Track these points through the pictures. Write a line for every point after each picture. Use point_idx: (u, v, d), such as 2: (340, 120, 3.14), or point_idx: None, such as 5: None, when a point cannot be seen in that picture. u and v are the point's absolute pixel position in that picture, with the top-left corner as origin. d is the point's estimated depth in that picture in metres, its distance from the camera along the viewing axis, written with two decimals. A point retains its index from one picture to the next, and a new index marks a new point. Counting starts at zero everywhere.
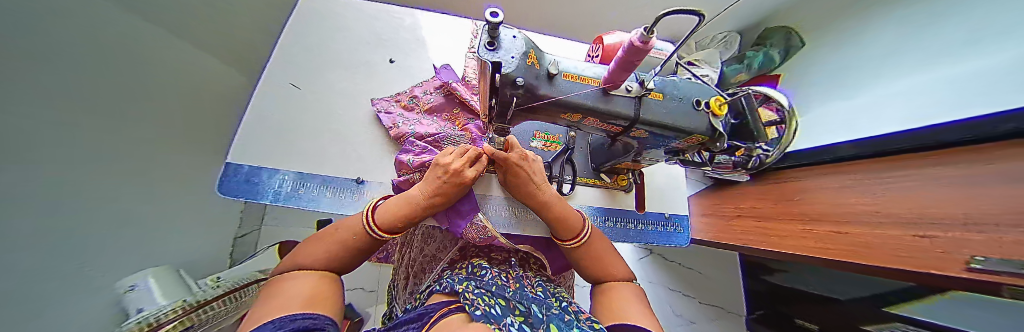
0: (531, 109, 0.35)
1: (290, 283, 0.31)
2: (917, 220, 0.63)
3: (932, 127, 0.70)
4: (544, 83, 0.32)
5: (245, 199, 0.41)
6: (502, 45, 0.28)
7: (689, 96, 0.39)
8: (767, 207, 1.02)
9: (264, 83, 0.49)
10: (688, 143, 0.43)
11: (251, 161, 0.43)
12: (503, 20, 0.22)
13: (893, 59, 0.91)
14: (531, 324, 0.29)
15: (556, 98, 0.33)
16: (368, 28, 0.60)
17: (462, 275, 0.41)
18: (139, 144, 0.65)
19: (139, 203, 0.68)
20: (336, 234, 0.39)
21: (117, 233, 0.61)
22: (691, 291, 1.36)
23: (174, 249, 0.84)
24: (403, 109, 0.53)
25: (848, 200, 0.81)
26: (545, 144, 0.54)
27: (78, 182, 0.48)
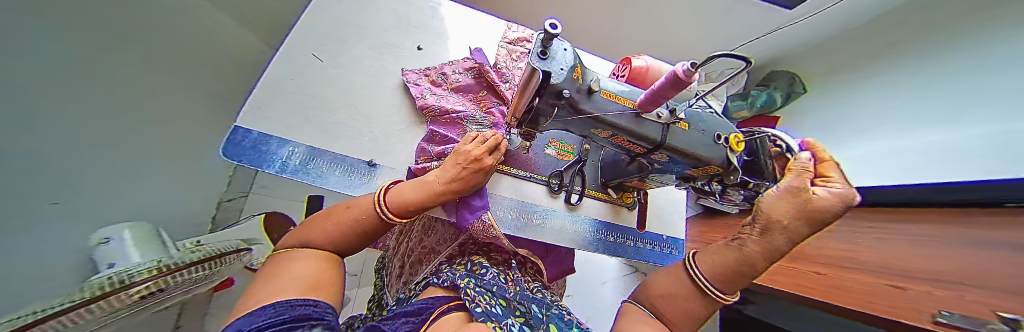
0: (568, 119, 0.37)
1: (293, 264, 0.31)
2: (896, 272, 0.66)
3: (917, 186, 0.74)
4: (585, 99, 0.33)
5: (250, 165, 0.39)
6: (553, 55, 0.29)
7: (712, 128, 0.41)
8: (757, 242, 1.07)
9: (289, 48, 0.48)
10: (704, 171, 0.44)
11: (260, 128, 0.42)
12: (562, 32, 0.23)
13: None
14: (530, 326, 0.32)
15: (592, 114, 0.34)
16: (402, 7, 0.60)
17: (462, 271, 0.42)
18: (135, 90, 0.62)
19: (126, 152, 0.65)
20: (345, 212, 0.38)
21: (97, 181, 0.58)
22: None
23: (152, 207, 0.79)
24: (431, 83, 0.54)
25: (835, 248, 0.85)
26: (559, 153, 0.56)
27: (64, 120, 0.46)
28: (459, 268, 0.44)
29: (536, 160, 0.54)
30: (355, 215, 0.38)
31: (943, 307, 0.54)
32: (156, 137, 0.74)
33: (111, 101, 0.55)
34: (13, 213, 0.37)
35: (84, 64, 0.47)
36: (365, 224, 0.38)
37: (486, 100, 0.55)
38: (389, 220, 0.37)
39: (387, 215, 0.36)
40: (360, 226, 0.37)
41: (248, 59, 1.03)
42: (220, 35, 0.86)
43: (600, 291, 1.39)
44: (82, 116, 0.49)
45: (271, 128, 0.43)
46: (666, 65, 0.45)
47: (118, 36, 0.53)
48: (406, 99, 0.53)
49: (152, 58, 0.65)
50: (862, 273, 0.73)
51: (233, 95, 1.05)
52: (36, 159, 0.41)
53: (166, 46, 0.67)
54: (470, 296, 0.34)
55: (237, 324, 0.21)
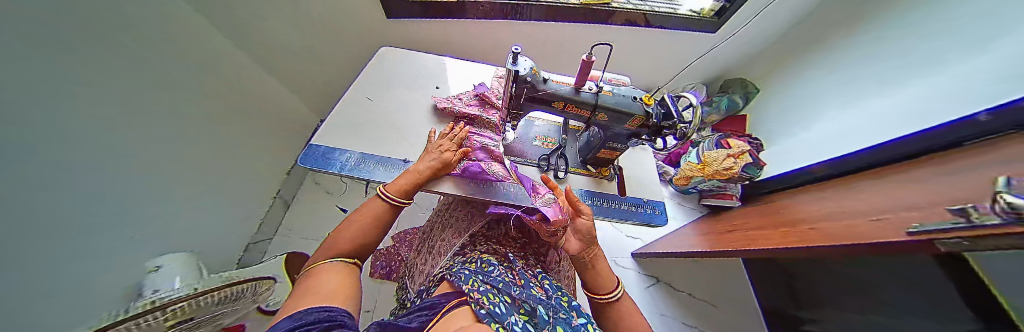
0: (534, 99, 0.51)
1: (322, 278, 0.34)
2: (858, 213, 0.69)
3: (889, 143, 0.89)
4: (541, 83, 0.49)
5: (317, 167, 0.56)
6: (518, 61, 0.46)
7: (628, 93, 0.53)
8: (758, 217, 1.05)
9: (348, 95, 0.71)
10: (635, 125, 0.54)
11: (328, 143, 0.61)
12: (520, 48, 0.41)
13: (830, 95, 1.19)
14: (534, 323, 0.36)
15: (548, 93, 0.49)
16: (425, 63, 0.86)
17: (472, 269, 0.51)
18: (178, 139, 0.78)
19: (170, 191, 0.78)
20: (358, 223, 0.45)
21: (143, 215, 0.70)
22: (708, 327, 1.32)
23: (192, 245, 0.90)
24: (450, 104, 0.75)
25: (818, 207, 0.86)
26: (544, 143, 0.73)
27: (113, 156, 0.58)
28: (472, 265, 0.53)
29: (526, 150, 0.71)
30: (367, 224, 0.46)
31: (914, 222, 0.49)
32: (197, 181, 0.89)
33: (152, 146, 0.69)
34: (42, 223, 0.44)
35: (131, 112, 0.61)
36: (374, 223, 0.47)
37: (489, 110, 0.73)
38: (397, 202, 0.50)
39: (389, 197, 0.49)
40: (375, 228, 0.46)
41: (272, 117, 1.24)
42: (241, 95, 1.05)
43: None
44: (126, 154, 0.61)
45: (334, 143, 0.61)
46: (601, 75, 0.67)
47: (156, 92, 0.68)
48: (429, 117, 0.72)
49: (189, 112, 0.80)
50: (832, 225, 0.69)
51: (268, 147, 1.25)
52: (77, 178, 0.50)
53: (199, 104, 0.84)
54: (477, 295, 0.41)
55: (281, 324, 0.24)
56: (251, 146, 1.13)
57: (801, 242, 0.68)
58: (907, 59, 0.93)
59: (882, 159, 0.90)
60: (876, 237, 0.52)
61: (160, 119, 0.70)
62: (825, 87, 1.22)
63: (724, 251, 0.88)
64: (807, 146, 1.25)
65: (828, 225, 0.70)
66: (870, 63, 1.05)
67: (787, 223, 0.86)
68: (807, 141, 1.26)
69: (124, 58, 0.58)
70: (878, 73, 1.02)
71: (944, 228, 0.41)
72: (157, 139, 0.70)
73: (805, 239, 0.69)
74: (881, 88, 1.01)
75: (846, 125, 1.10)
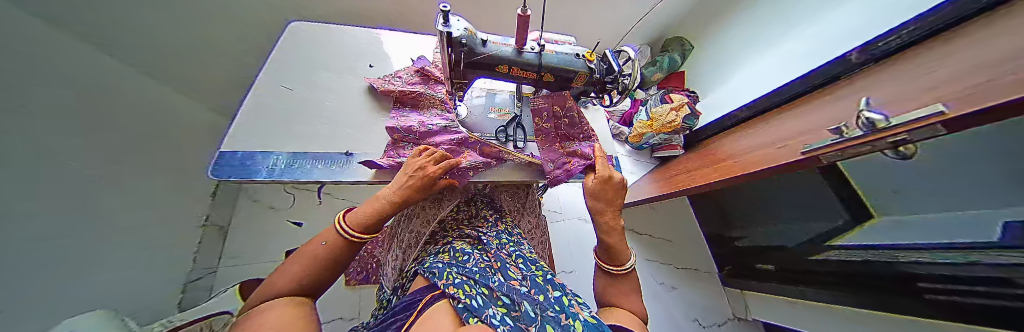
0: (476, 65, 0.47)
1: (266, 313, 0.30)
2: (768, 143, 0.83)
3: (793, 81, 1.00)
4: (480, 45, 0.45)
5: (238, 178, 0.46)
6: (450, 23, 0.40)
7: (569, 50, 0.53)
8: (698, 158, 1.21)
9: (258, 87, 0.57)
10: (581, 82, 0.54)
11: (244, 147, 0.50)
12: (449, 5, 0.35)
13: (760, 44, 1.32)
14: (513, 314, 0.35)
15: (489, 56, 0.46)
16: (349, 38, 0.73)
17: (445, 261, 0.49)
18: (82, 177, 0.64)
19: (86, 237, 0.65)
20: (305, 255, 0.40)
21: (64, 268, 0.58)
22: (668, 259, 1.55)
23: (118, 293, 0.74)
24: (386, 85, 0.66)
25: (738, 144, 1.02)
26: (499, 115, 0.70)
27: (21, 209, 0.48)
28: (445, 257, 0.51)
29: (481, 124, 0.67)
30: (319, 253, 0.41)
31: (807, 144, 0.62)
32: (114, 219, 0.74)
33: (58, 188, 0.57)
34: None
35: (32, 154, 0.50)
36: (322, 257, 0.41)
37: (433, 86, 0.66)
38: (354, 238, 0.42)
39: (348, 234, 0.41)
40: (327, 257, 0.41)
41: (176, 127, 1.00)
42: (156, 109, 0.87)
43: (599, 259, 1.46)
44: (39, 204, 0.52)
45: (254, 147, 0.51)
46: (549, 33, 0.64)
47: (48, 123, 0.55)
48: (369, 101, 0.64)
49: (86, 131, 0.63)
50: (750, 156, 0.82)
51: (182, 165, 1.02)
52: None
53: (91, 130, 0.68)
54: (452, 290, 0.39)
55: None
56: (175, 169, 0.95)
57: (730, 173, 0.80)
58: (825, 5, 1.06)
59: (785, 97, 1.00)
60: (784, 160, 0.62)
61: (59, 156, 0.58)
62: (756, 36, 1.34)
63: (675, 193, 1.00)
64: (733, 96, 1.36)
65: (746, 156, 0.83)
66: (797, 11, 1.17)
67: (715, 161, 1.01)
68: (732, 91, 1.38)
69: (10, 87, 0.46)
70: (800, 21, 1.15)
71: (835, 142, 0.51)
72: (63, 179, 0.58)
73: (732, 170, 0.81)
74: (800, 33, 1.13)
75: (766, 74, 1.21)
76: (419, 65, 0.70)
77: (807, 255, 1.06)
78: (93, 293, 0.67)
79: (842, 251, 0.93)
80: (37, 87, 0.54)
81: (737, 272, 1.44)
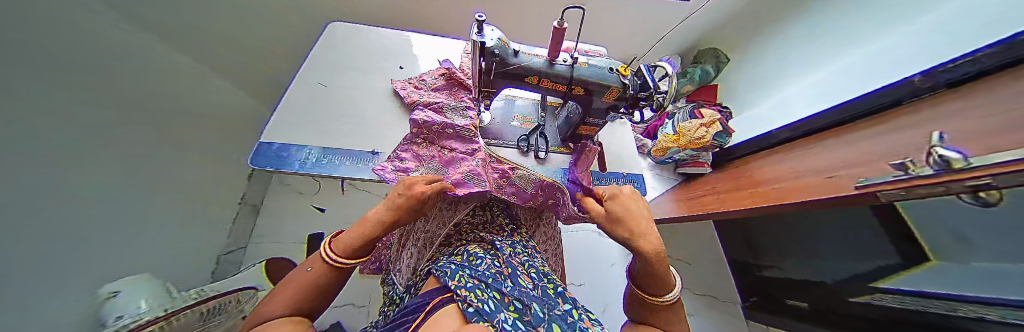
0: (505, 75, 0.46)
1: (268, 326, 0.29)
2: (814, 170, 0.75)
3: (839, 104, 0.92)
4: (512, 56, 0.45)
5: (274, 168, 0.49)
6: (484, 33, 0.42)
7: (603, 63, 0.51)
8: (730, 179, 1.12)
9: (297, 83, 0.61)
10: (612, 97, 0.52)
11: (281, 140, 0.54)
12: (485, 17, 0.36)
13: (800, 58, 1.23)
14: (525, 320, 0.34)
15: (519, 67, 0.45)
16: (381, 40, 0.76)
17: (458, 263, 0.49)
18: (110, 153, 0.68)
19: (115, 209, 0.69)
20: (294, 279, 0.39)
21: (88, 238, 0.62)
22: (684, 282, 1.48)
23: (150, 261, 0.80)
24: (414, 88, 0.67)
25: (777, 169, 0.93)
26: (522, 123, 0.69)
27: (41, 180, 0.50)
28: (457, 259, 0.50)
29: (504, 131, 0.66)
30: (311, 275, 0.40)
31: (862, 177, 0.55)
32: (142, 194, 0.78)
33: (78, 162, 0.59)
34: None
35: (43, 127, 0.51)
36: (315, 281, 0.39)
37: (458, 91, 0.66)
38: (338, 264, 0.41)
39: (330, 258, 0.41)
40: (317, 281, 0.39)
41: (215, 111, 1.08)
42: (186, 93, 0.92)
43: (610, 273, 1.41)
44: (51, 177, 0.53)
45: (289, 140, 0.54)
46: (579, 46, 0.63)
47: (65, 99, 0.56)
48: (396, 101, 0.66)
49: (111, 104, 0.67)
50: (792, 184, 0.75)
51: (220, 145, 1.11)
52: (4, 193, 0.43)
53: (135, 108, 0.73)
54: (464, 293, 0.38)
55: None
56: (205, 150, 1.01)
57: (766, 200, 0.74)
58: (874, 17, 0.96)
59: (830, 122, 0.92)
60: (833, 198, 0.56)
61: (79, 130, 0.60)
62: (798, 49, 1.24)
63: (698, 216, 0.94)
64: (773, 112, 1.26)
65: (788, 183, 0.76)
66: (841, 21, 1.07)
67: (750, 186, 0.93)
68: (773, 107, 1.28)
69: (23, 61, 0.47)
70: (847, 32, 1.05)
71: (900, 179, 0.45)
72: (85, 154, 0.60)
73: (770, 197, 0.75)
74: (852, 42, 1.02)
75: (811, 91, 1.11)
76: (446, 68, 0.71)
77: (850, 296, 0.94)
78: (129, 260, 0.73)
79: (890, 296, 0.81)
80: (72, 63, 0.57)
81: (762, 306, 1.32)
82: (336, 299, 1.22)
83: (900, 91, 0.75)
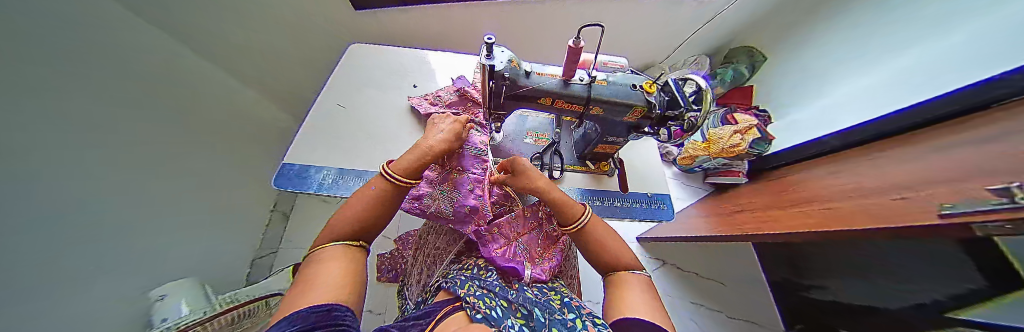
0: (515, 98, 0.41)
1: (323, 265, 0.32)
2: (884, 186, 0.63)
3: (900, 111, 0.82)
4: (523, 77, 0.39)
5: (295, 190, 0.52)
6: (495, 55, 0.37)
7: (624, 80, 0.42)
8: (772, 193, 1.00)
9: (319, 103, 0.64)
10: (634, 117, 0.43)
11: (301, 161, 0.56)
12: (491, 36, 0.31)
13: (854, 53, 1.07)
14: (530, 326, 0.33)
15: (530, 88, 0.40)
16: (398, 58, 0.77)
17: (468, 274, 0.48)
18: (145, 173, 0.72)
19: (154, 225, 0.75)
20: (355, 203, 0.41)
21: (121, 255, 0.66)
22: (715, 304, 1.35)
23: (189, 266, 0.87)
24: (430, 104, 0.67)
25: (831, 182, 0.81)
26: (536, 140, 0.61)
27: (92, 194, 0.55)
28: (467, 272, 0.49)
29: (516, 149, 0.62)
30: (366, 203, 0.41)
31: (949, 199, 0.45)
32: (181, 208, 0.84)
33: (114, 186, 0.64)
34: (32, 284, 0.42)
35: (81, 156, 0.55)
36: (378, 200, 0.41)
37: (472, 108, 0.66)
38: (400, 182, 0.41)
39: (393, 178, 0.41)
40: (376, 203, 0.41)
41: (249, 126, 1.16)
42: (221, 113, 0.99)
43: None
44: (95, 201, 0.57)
45: (308, 161, 0.56)
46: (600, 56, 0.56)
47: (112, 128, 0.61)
48: (412, 118, 0.66)
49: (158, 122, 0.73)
50: (849, 205, 0.64)
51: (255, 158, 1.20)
52: (53, 208, 0.47)
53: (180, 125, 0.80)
54: (473, 300, 0.38)
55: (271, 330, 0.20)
56: (242, 164, 1.09)
57: (814, 225, 0.64)
58: (940, 8, 0.82)
59: (891, 130, 0.82)
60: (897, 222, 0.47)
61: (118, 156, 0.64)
62: (849, 43, 1.08)
63: (728, 237, 0.85)
64: (819, 120, 1.15)
65: (844, 204, 0.65)
66: (905, 12, 0.91)
67: (793, 204, 0.82)
68: (822, 114, 1.15)
69: (75, 89, 0.52)
70: (910, 26, 0.89)
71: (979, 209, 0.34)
72: (133, 174, 0.66)
73: (819, 221, 0.65)
74: (922, 36, 0.86)
75: (862, 97, 1.01)
76: (461, 84, 0.70)
77: (924, 328, 0.77)
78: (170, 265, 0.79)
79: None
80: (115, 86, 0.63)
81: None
82: (356, 305, 1.25)
83: (976, 97, 0.64)
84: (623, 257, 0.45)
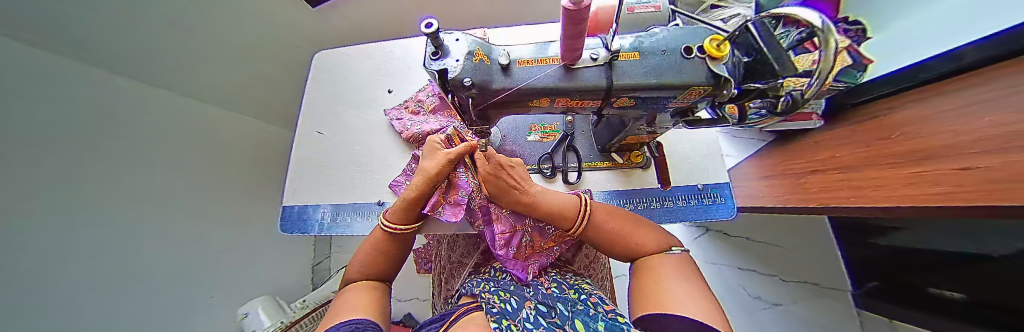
0: (494, 107, 0.26)
1: (344, 296, 0.34)
2: None
3: (999, 32, 0.43)
4: (497, 77, 0.22)
5: (301, 232, 0.52)
6: (448, 50, 0.21)
7: (674, 42, 0.23)
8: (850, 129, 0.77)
9: (299, 133, 0.59)
10: (688, 99, 0.26)
11: (297, 202, 0.54)
12: (438, 28, 0.18)
13: None
14: (550, 322, 0.29)
15: (513, 91, 0.23)
16: (368, 61, 0.65)
17: (485, 278, 0.42)
18: (151, 214, 0.70)
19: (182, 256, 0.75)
20: (363, 248, 0.40)
21: (147, 296, 0.65)
22: (770, 268, 1.18)
23: (254, 284, 0.98)
24: (411, 114, 0.58)
25: None
26: (544, 136, 0.46)
27: (80, 266, 0.54)
28: (483, 276, 0.44)
29: (519, 153, 0.46)
30: (371, 247, 0.40)
31: None
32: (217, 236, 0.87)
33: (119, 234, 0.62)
34: None
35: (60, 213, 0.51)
36: (382, 252, 0.39)
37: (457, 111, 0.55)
38: (388, 229, 0.40)
39: (386, 226, 0.39)
40: (382, 254, 0.39)
41: None
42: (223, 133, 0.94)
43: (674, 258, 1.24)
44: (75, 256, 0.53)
45: (303, 200, 0.54)
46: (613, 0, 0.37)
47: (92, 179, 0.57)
48: (393, 135, 0.58)
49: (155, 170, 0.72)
50: (954, 155, 0.47)
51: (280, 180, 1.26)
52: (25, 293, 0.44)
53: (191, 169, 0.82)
54: (489, 296, 0.34)
55: None
56: (269, 190, 1.11)
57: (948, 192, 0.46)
58: None
59: (991, 61, 0.45)
60: (997, 184, 0.36)
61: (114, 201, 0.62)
62: None
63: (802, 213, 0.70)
64: (929, 28, 0.66)
65: (930, 168, 0.51)
66: None
67: (879, 156, 0.64)
68: (927, 22, 0.67)
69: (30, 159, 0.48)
70: None
71: None
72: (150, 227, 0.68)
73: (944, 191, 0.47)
74: None
75: None
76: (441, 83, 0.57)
77: None
78: (233, 292, 0.89)
79: None
80: (104, 144, 0.61)
81: (885, 293, 0.94)
82: (405, 294, 1.38)
83: None
84: (649, 240, 0.32)
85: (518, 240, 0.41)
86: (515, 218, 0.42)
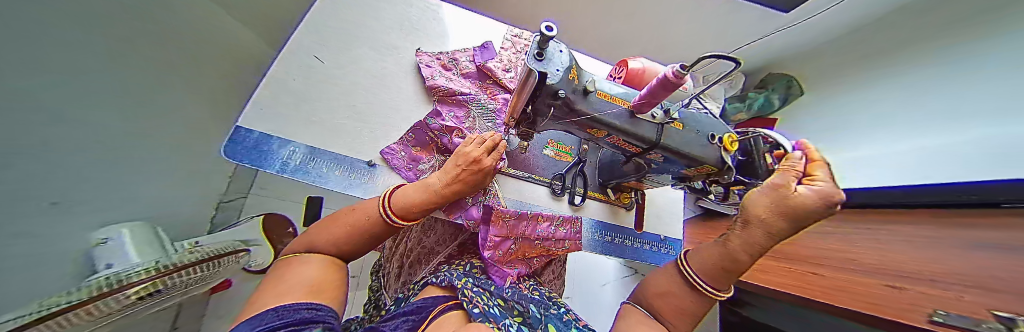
0: (561, 121, 0.32)
1: (294, 271, 0.29)
2: (906, 274, 0.65)
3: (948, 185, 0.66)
4: (581, 99, 0.28)
5: (250, 165, 0.41)
6: (549, 56, 0.24)
7: (705, 128, 0.34)
8: None
9: (289, 50, 0.50)
10: (698, 171, 0.37)
11: (259, 129, 0.44)
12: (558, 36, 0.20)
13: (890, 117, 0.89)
14: (529, 325, 0.31)
15: (588, 115, 0.29)
16: (407, 4, 0.62)
17: (461, 271, 0.41)
18: (157, 105, 0.56)
19: (164, 135, 0.60)
20: (348, 217, 0.36)
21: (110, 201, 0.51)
22: None
23: (181, 216, 0.78)
24: (442, 67, 0.57)
25: (841, 246, 0.82)
26: (557, 154, 0.52)
27: (96, 146, 0.43)
28: (458, 268, 0.43)
29: (534, 161, 0.50)
30: (358, 218, 0.36)
31: None
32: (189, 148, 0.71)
33: (143, 87, 0.50)
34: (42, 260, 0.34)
35: (98, 52, 0.40)
36: (366, 229, 0.36)
37: (490, 87, 0.57)
38: (393, 224, 0.36)
39: (391, 219, 0.35)
40: (363, 230, 0.36)
41: None
42: (273, 25, 0.84)
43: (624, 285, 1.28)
44: (125, 114, 0.46)
45: (270, 129, 0.45)
46: (665, 68, 0.40)
47: (152, 18, 0.47)
48: (418, 83, 0.56)
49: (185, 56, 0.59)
50: None
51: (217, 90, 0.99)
52: (66, 164, 0.37)
53: (207, 64, 0.67)
54: (469, 296, 0.34)
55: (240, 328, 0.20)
56: None
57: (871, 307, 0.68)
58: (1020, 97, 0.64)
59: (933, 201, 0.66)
60: None
61: (154, 84, 0.53)
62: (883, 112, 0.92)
63: None
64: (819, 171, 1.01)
65: None
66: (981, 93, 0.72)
67: None
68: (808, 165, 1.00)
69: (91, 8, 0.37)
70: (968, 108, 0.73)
71: None
72: (150, 120, 0.55)
73: None
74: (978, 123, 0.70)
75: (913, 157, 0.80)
76: (483, 57, 0.59)
77: None
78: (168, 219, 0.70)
79: None
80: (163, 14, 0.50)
81: None
82: None
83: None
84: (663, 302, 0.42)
85: (505, 245, 0.42)
86: (514, 223, 0.43)
